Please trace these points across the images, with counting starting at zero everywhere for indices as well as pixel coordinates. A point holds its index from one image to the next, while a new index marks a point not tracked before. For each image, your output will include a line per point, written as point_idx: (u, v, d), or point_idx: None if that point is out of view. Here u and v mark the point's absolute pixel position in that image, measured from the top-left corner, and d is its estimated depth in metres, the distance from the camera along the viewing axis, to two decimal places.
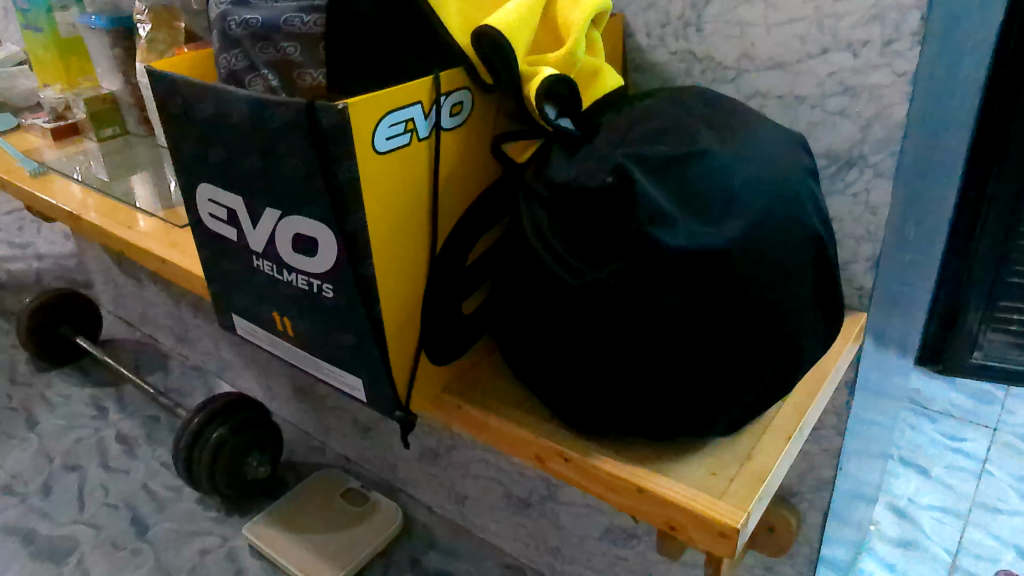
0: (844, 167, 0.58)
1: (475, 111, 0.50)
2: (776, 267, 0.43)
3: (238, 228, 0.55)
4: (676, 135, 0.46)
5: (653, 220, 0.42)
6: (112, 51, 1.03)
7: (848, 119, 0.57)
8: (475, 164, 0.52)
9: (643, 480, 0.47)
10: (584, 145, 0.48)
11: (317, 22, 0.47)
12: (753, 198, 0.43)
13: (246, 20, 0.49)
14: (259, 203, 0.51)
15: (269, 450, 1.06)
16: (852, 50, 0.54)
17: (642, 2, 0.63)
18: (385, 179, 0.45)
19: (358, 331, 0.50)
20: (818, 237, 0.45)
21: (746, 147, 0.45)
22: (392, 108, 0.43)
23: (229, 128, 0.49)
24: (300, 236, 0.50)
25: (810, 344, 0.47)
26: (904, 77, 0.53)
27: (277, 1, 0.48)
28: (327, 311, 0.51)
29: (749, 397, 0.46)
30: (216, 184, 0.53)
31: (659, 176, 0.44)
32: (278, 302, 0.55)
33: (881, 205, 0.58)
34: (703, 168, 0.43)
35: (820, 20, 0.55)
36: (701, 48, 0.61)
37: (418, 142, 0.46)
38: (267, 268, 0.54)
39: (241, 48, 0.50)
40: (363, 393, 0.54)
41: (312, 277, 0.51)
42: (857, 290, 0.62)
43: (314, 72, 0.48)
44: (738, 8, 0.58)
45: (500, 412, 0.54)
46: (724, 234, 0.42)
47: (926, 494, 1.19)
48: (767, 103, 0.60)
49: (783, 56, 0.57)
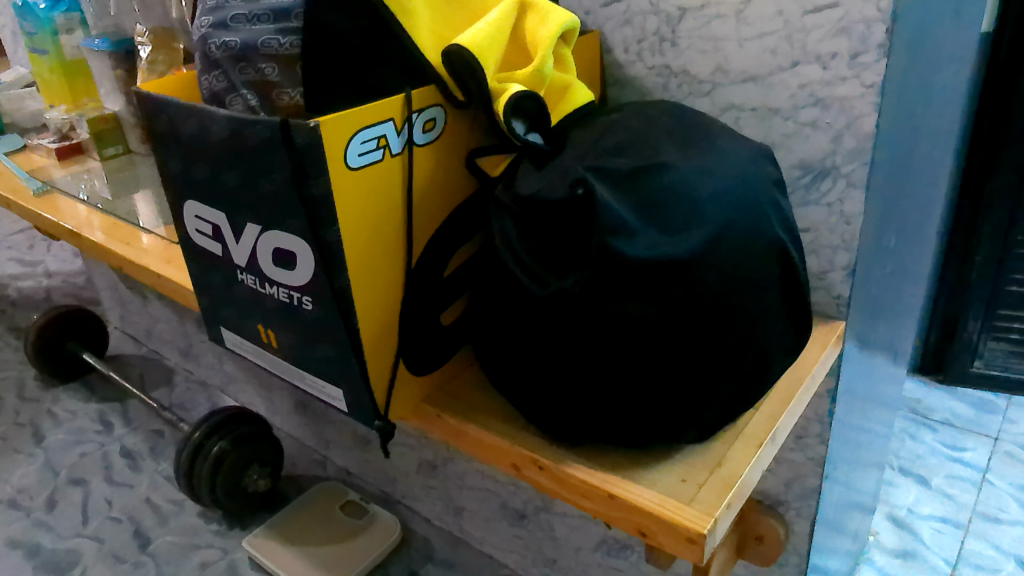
0: (818, 177, 0.59)
1: (448, 127, 0.51)
2: (738, 276, 0.44)
3: (223, 243, 0.56)
4: (639, 149, 0.47)
5: (614, 232, 0.42)
6: (114, 72, 1.06)
7: (820, 130, 0.57)
8: (452, 179, 0.53)
9: (614, 486, 0.47)
10: (552, 159, 0.49)
11: (293, 44, 0.47)
12: (717, 210, 0.43)
13: (226, 43, 0.50)
14: (242, 218, 0.52)
15: (269, 464, 1.07)
16: (822, 63, 0.55)
17: (619, 18, 0.64)
18: (357, 195, 0.46)
19: (336, 344, 0.51)
20: (782, 246, 0.46)
21: (707, 159, 0.46)
22: (363, 125, 0.45)
23: (211, 146, 0.50)
24: (279, 250, 0.51)
25: (777, 352, 0.48)
26: (874, 88, 0.54)
27: (253, 23, 0.49)
28: (308, 323, 0.52)
29: (717, 406, 0.47)
30: (201, 201, 0.55)
31: (621, 189, 0.44)
32: (262, 315, 0.57)
33: (855, 215, 0.58)
34: (664, 180, 0.44)
35: (790, 33, 0.56)
36: (677, 62, 0.62)
37: (391, 158, 0.47)
38: (251, 281, 0.56)
39: (222, 69, 0.50)
40: (345, 404, 0.55)
41: (292, 289, 0.52)
42: (834, 298, 0.62)
43: (291, 90, 0.49)
44: (711, 23, 0.59)
45: (478, 420, 0.55)
46: (685, 243, 0.42)
47: (926, 504, 1.18)
48: (741, 115, 0.61)
49: (755, 70, 0.59)
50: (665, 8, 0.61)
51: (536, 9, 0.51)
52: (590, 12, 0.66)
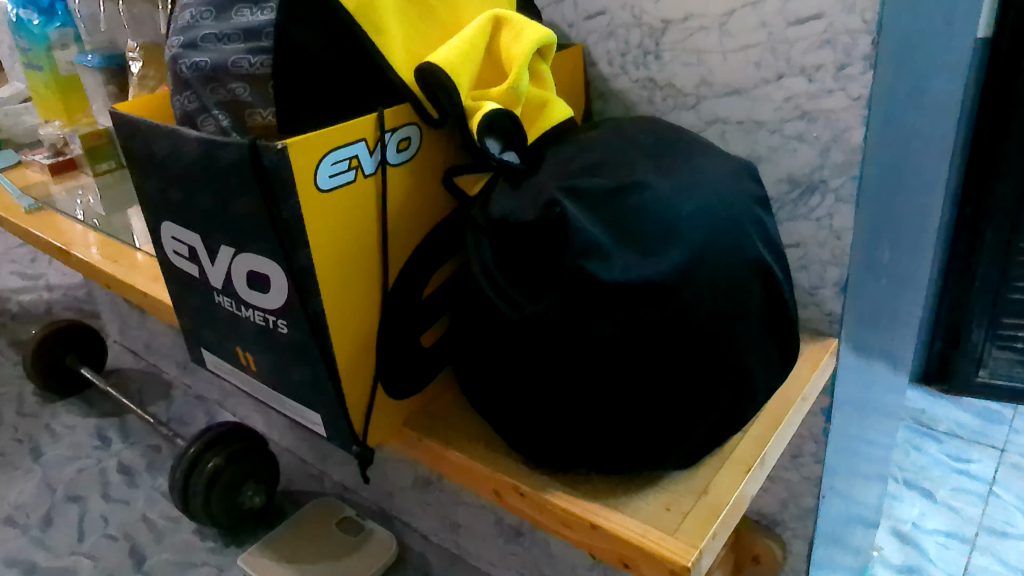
0: (806, 192, 0.58)
1: (424, 146, 0.50)
2: (718, 298, 0.42)
3: (199, 265, 0.55)
4: (615, 167, 0.45)
5: (587, 254, 0.41)
6: (106, 88, 1.06)
7: (806, 143, 0.56)
8: (428, 199, 0.52)
9: (595, 516, 0.46)
10: (528, 177, 0.47)
11: (262, 63, 0.46)
12: (696, 229, 0.42)
13: (196, 63, 0.49)
14: (215, 240, 0.51)
15: (264, 480, 1.06)
16: (807, 75, 0.54)
17: (602, 31, 0.63)
18: (329, 216, 0.45)
19: (311, 368, 0.50)
20: (765, 267, 0.45)
21: (687, 178, 0.44)
22: (333, 146, 0.44)
23: (184, 167, 0.50)
24: (252, 272, 0.50)
25: (762, 374, 0.46)
26: (860, 100, 0.53)
27: (224, 42, 0.48)
28: (282, 346, 0.51)
29: (700, 431, 0.46)
30: (177, 223, 0.54)
31: (595, 210, 0.43)
32: (239, 337, 0.56)
33: (845, 229, 0.57)
34: (641, 199, 0.43)
35: (774, 45, 0.55)
36: (661, 75, 0.61)
37: (364, 178, 0.46)
38: (227, 303, 0.55)
39: (193, 89, 0.50)
40: (323, 429, 0.54)
41: (267, 313, 0.51)
42: (827, 314, 0.61)
43: (263, 110, 0.47)
44: (694, 35, 0.58)
45: (459, 446, 0.54)
46: (662, 266, 0.41)
47: (931, 518, 1.16)
48: (727, 128, 0.60)
49: (739, 83, 0.58)
50: (648, 20, 0.60)
51: (510, 25, 0.50)
52: (573, 25, 0.65)
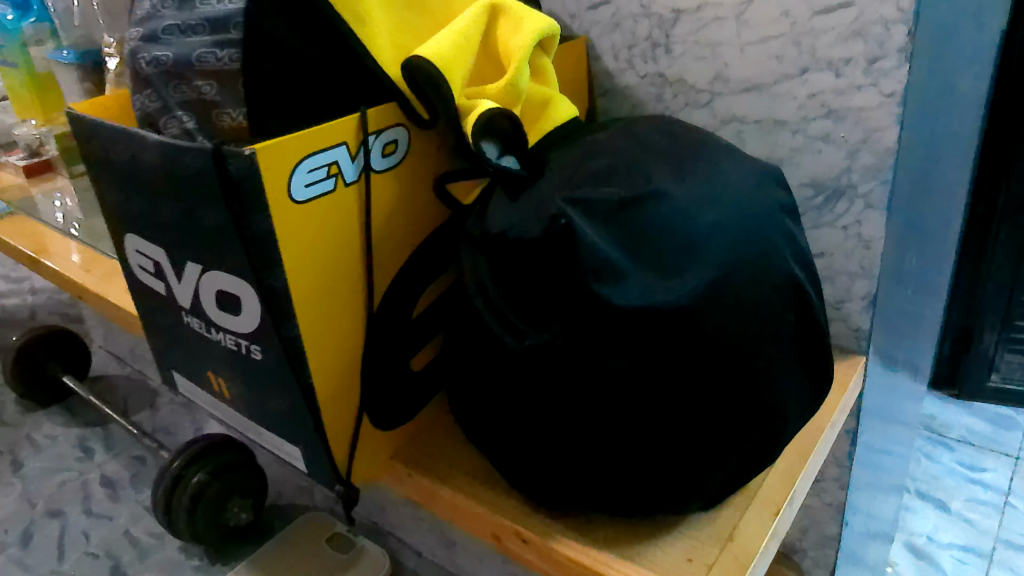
0: (832, 198, 0.53)
1: (413, 150, 0.45)
2: (744, 323, 0.37)
3: (165, 282, 0.50)
4: (628, 172, 0.39)
5: (599, 276, 0.36)
6: (81, 84, 1.00)
7: (833, 145, 0.51)
8: (417, 208, 0.46)
9: (610, 568, 0.41)
10: (530, 188, 0.41)
11: (231, 57, 0.41)
12: (721, 244, 0.37)
13: (157, 57, 0.43)
14: (182, 256, 0.46)
15: (254, 494, 0.91)
16: (834, 69, 0.49)
17: (607, 22, 0.58)
18: (304, 232, 0.40)
19: (288, 398, 0.45)
20: (794, 285, 0.40)
21: (709, 184, 0.39)
22: (309, 152, 0.39)
23: (144, 175, 0.44)
24: (222, 292, 0.45)
25: (793, 405, 0.41)
26: (893, 97, 0.48)
27: (188, 34, 0.43)
28: (257, 373, 0.46)
29: (724, 472, 0.41)
30: (141, 236, 0.49)
31: (606, 223, 0.38)
32: (211, 362, 0.51)
33: (875, 239, 0.52)
34: (659, 210, 0.37)
35: (797, 37, 0.50)
36: (671, 70, 0.56)
37: (345, 187, 0.41)
38: (196, 324, 0.49)
39: (153, 87, 0.44)
40: (304, 464, 0.49)
41: (239, 337, 0.46)
42: (853, 330, 0.56)
43: (234, 111, 0.42)
44: (708, 26, 0.53)
45: (454, 482, 0.49)
46: (682, 287, 0.36)
47: (947, 531, 1.12)
48: (744, 128, 0.55)
49: (758, 78, 0.53)
50: (657, 11, 0.55)
51: (508, 14, 0.45)
52: (575, 16, 0.60)
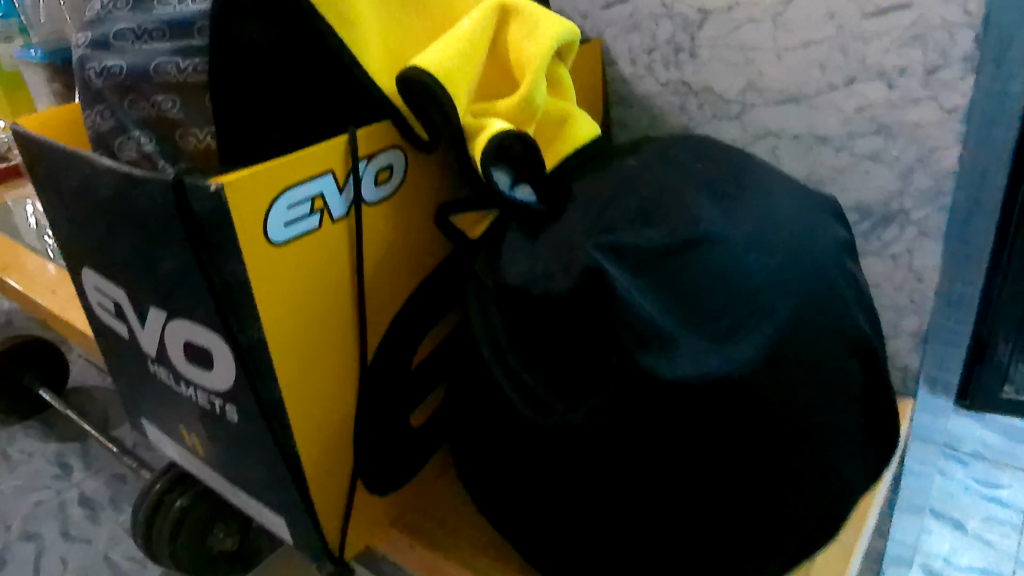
0: (880, 224, 0.48)
1: (410, 177, 0.39)
2: (810, 393, 0.31)
3: (128, 326, 0.44)
4: (668, 210, 0.33)
5: (644, 343, 0.30)
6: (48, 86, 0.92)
7: (882, 164, 0.46)
8: (414, 243, 0.40)
9: None
10: (550, 225, 0.35)
11: (195, 68, 0.35)
12: (783, 298, 0.31)
13: (108, 69, 0.37)
14: (143, 299, 0.40)
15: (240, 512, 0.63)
16: (886, 80, 0.43)
17: (624, 23, 0.52)
18: (285, 279, 0.34)
19: (269, 464, 0.39)
20: (860, 340, 0.34)
21: (761, 223, 0.33)
22: (288, 185, 0.32)
23: (97, 206, 0.38)
24: (190, 344, 0.39)
25: (857, 477, 0.35)
26: (955, 112, 0.42)
27: (145, 42, 0.36)
28: (233, 434, 0.40)
29: (781, 560, 0.35)
30: (98, 273, 0.43)
31: (645, 275, 0.32)
32: (182, 415, 0.45)
33: (927, 270, 0.47)
34: (711, 259, 0.31)
35: (843, 43, 0.44)
36: (696, 78, 0.50)
37: (332, 224, 0.35)
38: (164, 375, 0.43)
39: (106, 103, 0.38)
40: (289, 534, 0.43)
41: (212, 394, 0.40)
42: (901, 370, 0.52)
43: (200, 131, 0.36)
44: (740, 29, 0.47)
45: (460, 556, 0.43)
46: (741, 352, 0.30)
47: (965, 553, 1.07)
48: (779, 144, 0.49)
49: (797, 88, 0.47)
50: (681, 10, 0.48)
51: (521, 16, 0.38)
52: (587, 16, 0.54)
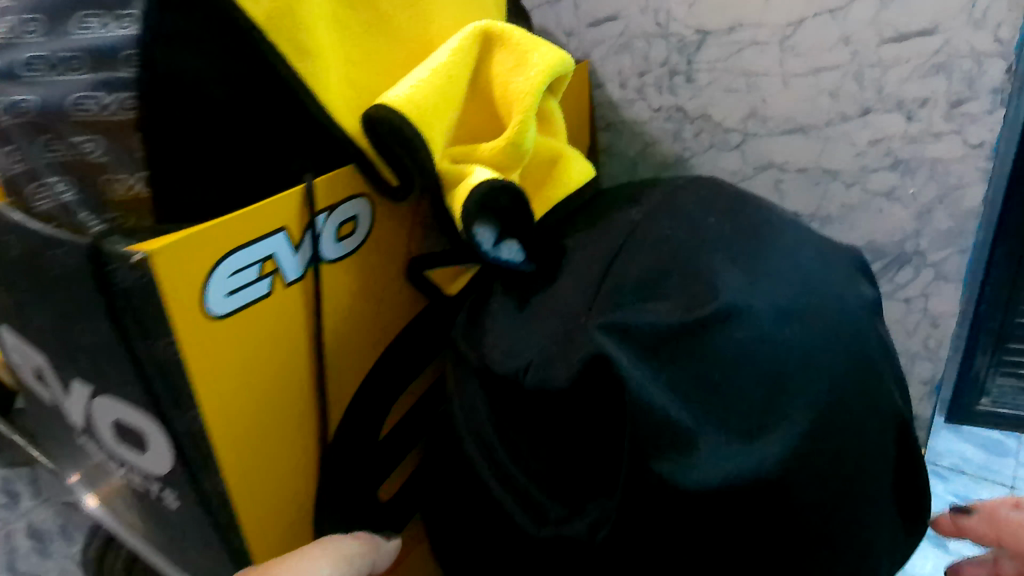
0: (893, 265, 0.44)
1: (378, 227, 0.34)
2: (844, 491, 0.27)
3: (52, 393, 0.38)
4: (681, 281, 0.29)
5: (664, 449, 0.25)
6: None
7: (897, 203, 0.42)
8: (382, 300, 0.35)
9: None
10: (540, 294, 0.31)
11: (122, 103, 0.28)
12: (813, 387, 0.27)
13: (17, 104, 0.31)
14: (66, 370, 0.34)
15: None
16: (905, 111, 0.40)
17: (613, 43, 0.47)
18: (227, 359, 0.29)
19: (217, 558, 0.34)
20: (894, 419, 0.30)
21: (786, 290, 0.28)
22: (229, 250, 0.27)
23: (17, 265, 0.33)
24: (120, 424, 0.33)
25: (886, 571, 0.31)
26: (981, 148, 0.39)
27: (62, 70, 0.30)
28: (173, 523, 0.35)
29: None
30: (16, 334, 0.37)
31: (656, 361, 0.27)
32: (116, 493, 0.39)
33: (944, 315, 0.44)
34: (731, 340, 0.27)
35: (858, 70, 0.40)
36: (693, 104, 0.46)
37: (284, 289, 0.30)
38: (94, 450, 0.38)
39: (14, 144, 0.32)
40: None
41: (147, 480, 0.34)
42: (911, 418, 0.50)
43: (130, 177, 0.29)
44: (743, 51, 0.42)
45: None
46: (768, 455, 0.26)
47: None
48: (784, 176, 0.45)
49: (805, 117, 0.42)
50: (678, 31, 0.44)
51: (508, 45, 0.34)
52: (573, 34, 0.49)
